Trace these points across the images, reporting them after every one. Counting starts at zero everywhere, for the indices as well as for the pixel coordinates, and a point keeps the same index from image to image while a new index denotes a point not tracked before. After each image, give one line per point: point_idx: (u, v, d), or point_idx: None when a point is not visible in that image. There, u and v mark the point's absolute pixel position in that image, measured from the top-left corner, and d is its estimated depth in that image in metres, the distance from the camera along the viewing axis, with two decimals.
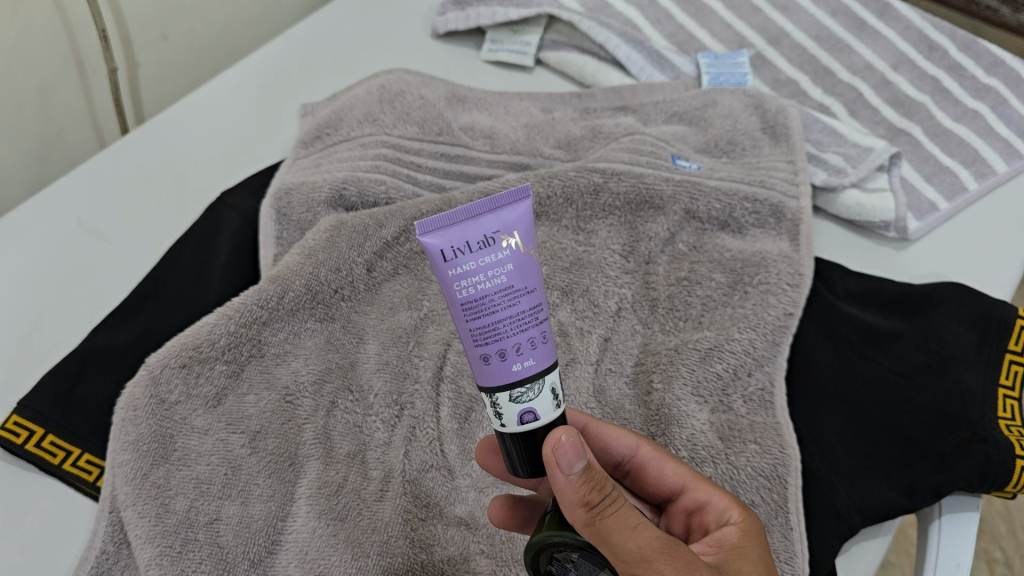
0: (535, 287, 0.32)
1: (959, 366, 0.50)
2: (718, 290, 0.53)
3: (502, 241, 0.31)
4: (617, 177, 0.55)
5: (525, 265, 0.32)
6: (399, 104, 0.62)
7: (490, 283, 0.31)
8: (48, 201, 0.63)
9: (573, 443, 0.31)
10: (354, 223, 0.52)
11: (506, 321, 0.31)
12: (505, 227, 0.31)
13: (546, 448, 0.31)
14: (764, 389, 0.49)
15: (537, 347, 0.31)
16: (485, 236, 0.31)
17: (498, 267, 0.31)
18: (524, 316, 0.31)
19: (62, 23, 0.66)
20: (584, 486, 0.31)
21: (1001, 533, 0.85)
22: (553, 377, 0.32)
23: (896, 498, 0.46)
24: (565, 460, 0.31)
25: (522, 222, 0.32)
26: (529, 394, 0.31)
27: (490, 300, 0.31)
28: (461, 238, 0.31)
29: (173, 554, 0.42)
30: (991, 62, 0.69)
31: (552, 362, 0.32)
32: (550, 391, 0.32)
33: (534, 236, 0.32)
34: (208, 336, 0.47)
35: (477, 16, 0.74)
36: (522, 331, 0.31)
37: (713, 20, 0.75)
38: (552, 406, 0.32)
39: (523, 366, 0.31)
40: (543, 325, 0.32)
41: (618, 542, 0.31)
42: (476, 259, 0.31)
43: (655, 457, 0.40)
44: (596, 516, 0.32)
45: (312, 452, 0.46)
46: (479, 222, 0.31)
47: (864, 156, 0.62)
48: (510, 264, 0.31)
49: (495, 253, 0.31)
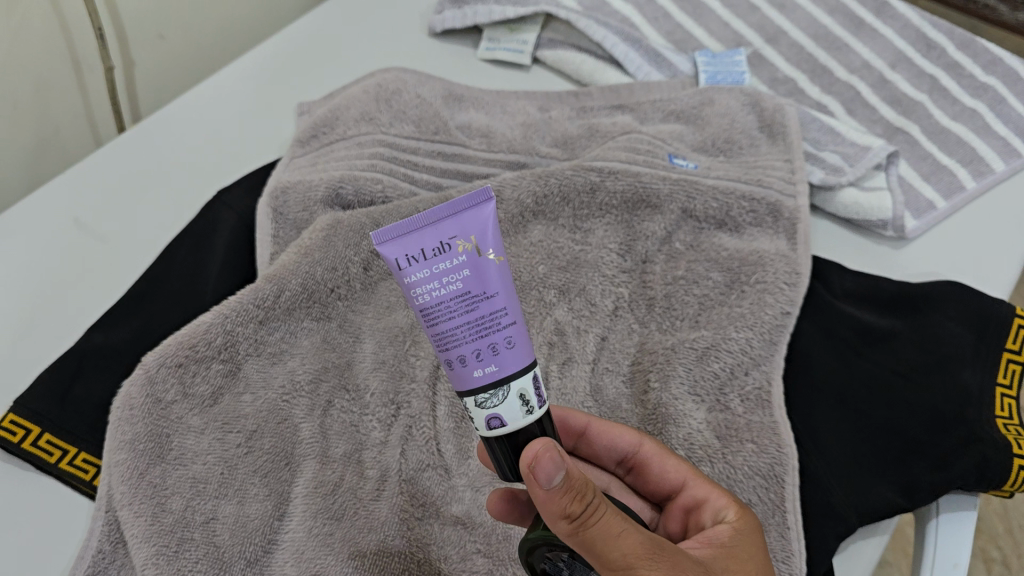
0: (495, 291, 0.32)
1: (957, 365, 0.50)
2: (715, 289, 0.53)
3: (458, 246, 0.31)
4: (614, 175, 0.55)
5: (482, 270, 0.32)
6: (396, 103, 0.61)
7: (447, 289, 0.31)
8: (45, 200, 0.63)
9: (549, 455, 0.31)
10: (350, 222, 0.52)
11: (464, 326, 0.31)
12: (461, 232, 0.32)
13: (525, 459, 0.31)
14: (762, 389, 0.49)
15: (499, 352, 0.31)
16: (441, 242, 0.31)
17: (454, 273, 0.31)
18: (482, 321, 0.31)
19: (59, 21, 0.66)
20: (565, 498, 0.31)
21: (999, 532, 0.85)
22: (521, 383, 0.31)
23: (894, 498, 0.46)
24: (543, 475, 0.31)
25: (480, 227, 0.32)
26: (493, 399, 0.31)
27: (449, 305, 0.31)
28: (417, 245, 0.31)
29: (169, 554, 0.42)
30: (989, 60, 0.69)
31: (519, 368, 0.32)
32: (517, 397, 0.31)
33: (493, 239, 0.32)
34: (205, 335, 0.47)
35: (474, 14, 0.74)
36: (481, 336, 0.31)
37: (711, 18, 0.75)
38: (521, 412, 0.32)
39: (484, 372, 0.31)
40: (506, 330, 0.32)
41: (604, 550, 0.31)
42: (432, 266, 0.31)
43: (657, 454, 0.41)
44: (579, 527, 0.31)
45: (309, 451, 0.46)
46: (434, 228, 0.31)
47: (861, 154, 0.61)
48: (466, 270, 0.31)
49: (451, 259, 0.31)
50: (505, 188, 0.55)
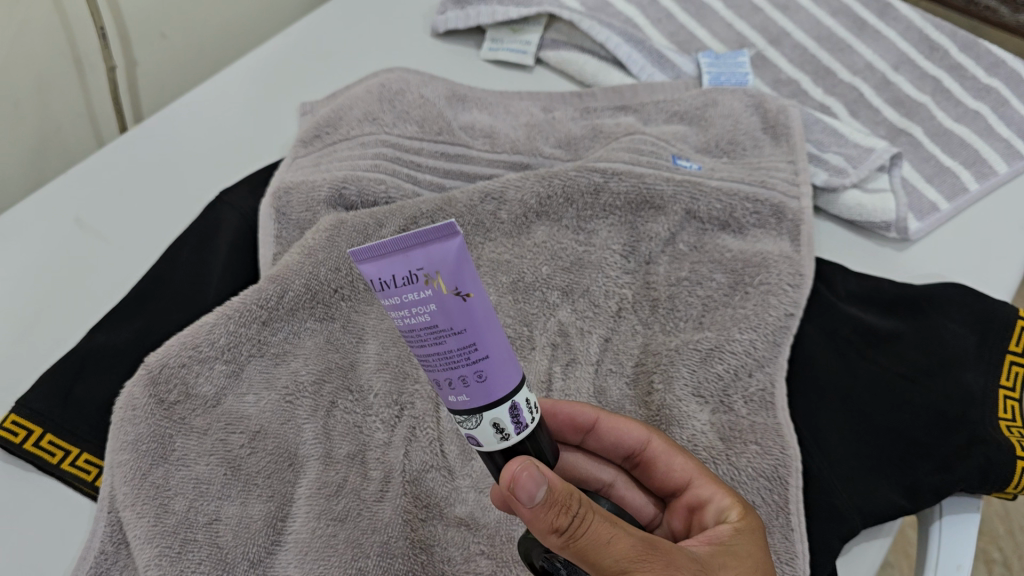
0: (466, 326, 0.30)
1: (959, 367, 0.50)
2: (719, 290, 0.53)
3: (425, 280, 0.29)
4: (618, 177, 0.55)
5: (451, 305, 0.29)
6: (399, 103, 0.61)
7: (414, 320, 0.30)
8: (48, 200, 0.62)
9: (529, 475, 0.31)
10: (353, 223, 0.52)
11: (434, 357, 0.30)
12: (430, 264, 0.29)
13: (505, 479, 0.31)
14: (765, 390, 0.49)
15: (470, 385, 0.30)
16: (409, 272, 0.29)
17: (420, 306, 0.29)
18: (452, 355, 0.30)
19: (60, 21, 0.66)
20: (549, 513, 0.31)
21: (999, 533, 0.85)
22: (494, 413, 0.31)
23: (898, 500, 0.46)
24: (525, 493, 0.31)
25: (450, 260, 0.29)
26: (468, 423, 0.31)
27: (418, 335, 0.30)
28: (385, 272, 0.29)
29: (172, 555, 0.42)
30: (992, 62, 0.69)
31: (489, 401, 0.31)
32: (491, 425, 0.31)
33: (463, 272, 0.30)
34: (208, 336, 0.47)
35: (477, 15, 0.74)
36: (451, 368, 0.30)
37: (713, 19, 0.75)
38: (496, 437, 0.31)
39: (457, 400, 0.30)
40: (477, 365, 0.30)
41: (595, 559, 0.31)
42: (399, 295, 0.29)
43: (665, 452, 0.41)
44: (568, 540, 0.31)
45: (312, 452, 0.46)
46: (402, 257, 0.29)
47: (865, 155, 0.61)
48: (434, 304, 0.29)
49: (418, 291, 0.29)
50: (508, 189, 0.55)
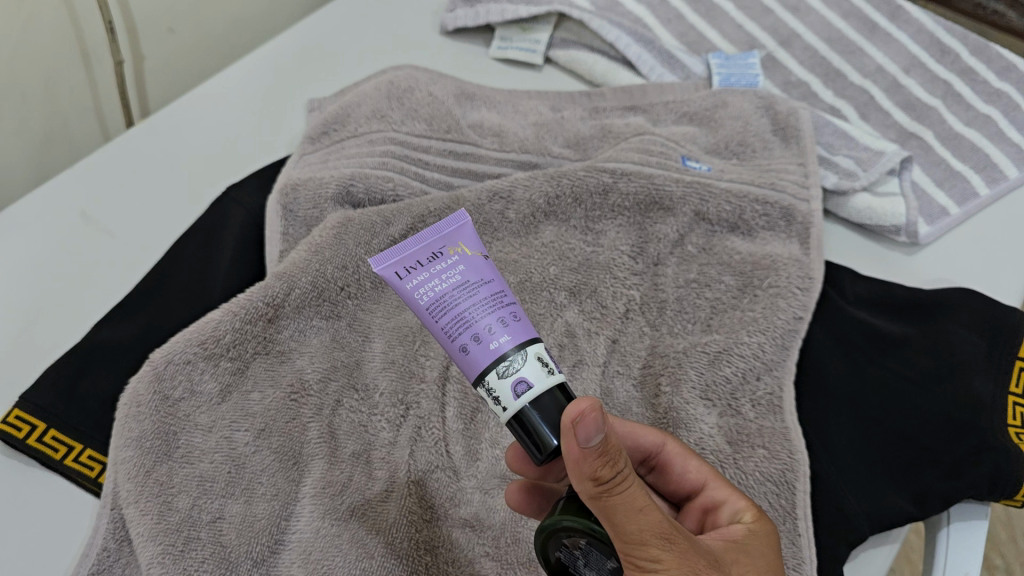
0: (491, 278, 0.35)
1: (969, 373, 0.49)
2: (728, 292, 0.53)
3: (450, 250, 0.35)
4: (627, 177, 0.55)
5: (475, 263, 0.35)
6: (408, 101, 0.61)
7: (447, 283, 0.34)
8: (54, 194, 0.62)
9: (594, 417, 0.30)
10: (362, 220, 0.52)
11: (470, 308, 0.33)
12: (450, 240, 0.36)
13: (568, 415, 0.31)
14: (773, 394, 0.48)
15: (509, 324, 0.33)
16: (434, 251, 0.35)
17: (451, 269, 0.34)
18: (486, 300, 0.34)
19: (69, 15, 0.66)
20: (596, 461, 0.31)
21: (1002, 539, 0.85)
22: (536, 347, 0.33)
23: (906, 507, 0.46)
24: (583, 432, 0.30)
25: (464, 234, 0.36)
26: (514, 365, 0.32)
27: (452, 296, 0.34)
28: (412, 257, 0.35)
29: (175, 553, 0.42)
30: (1003, 66, 0.69)
31: (530, 337, 0.33)
32: (536, 359, 0.32)
33: (478, 244, 0.36)
34: (214, 332, 0.47)
35: (488, 13, 0.74)
36: (489, 313, 0.33)
37: (724, 20, 0.74)
38: (544, 372, 0.32)
39: (501, 342, 0.33)
40: (510, 307, 0.34)
41: (621, 521, 0.31)
42: (429, 269, 0.34)
43: (680, 454, 0.40)
44: (604, 492, 0.31)
45: (317, 451, 0.46)
46: (425, 242, 0.35)
47: (875, 159, 0.61)
48: (461, 265, 0.35)
49: (446, 260, 0.35)
50: (516, 188, 0.54)
